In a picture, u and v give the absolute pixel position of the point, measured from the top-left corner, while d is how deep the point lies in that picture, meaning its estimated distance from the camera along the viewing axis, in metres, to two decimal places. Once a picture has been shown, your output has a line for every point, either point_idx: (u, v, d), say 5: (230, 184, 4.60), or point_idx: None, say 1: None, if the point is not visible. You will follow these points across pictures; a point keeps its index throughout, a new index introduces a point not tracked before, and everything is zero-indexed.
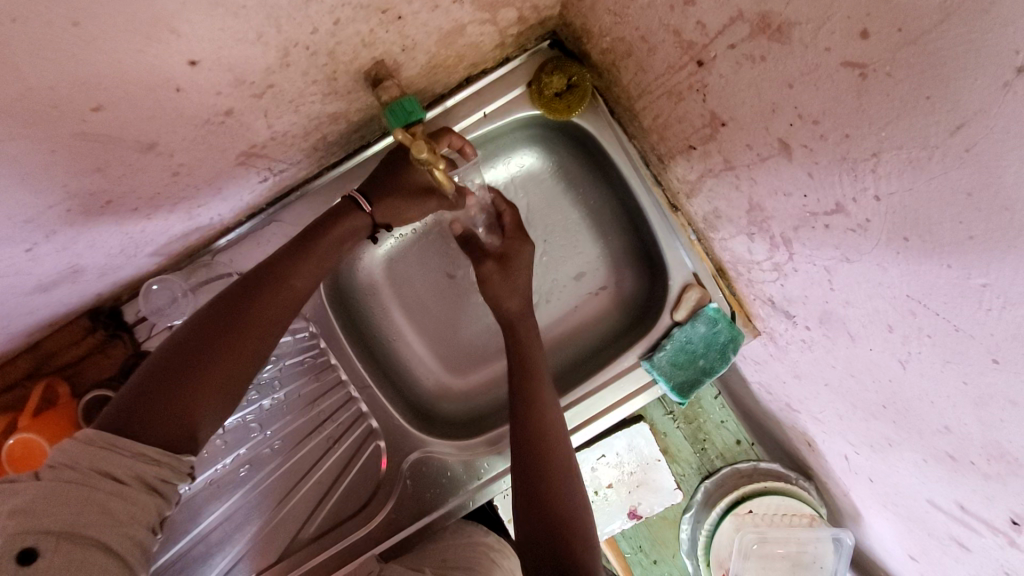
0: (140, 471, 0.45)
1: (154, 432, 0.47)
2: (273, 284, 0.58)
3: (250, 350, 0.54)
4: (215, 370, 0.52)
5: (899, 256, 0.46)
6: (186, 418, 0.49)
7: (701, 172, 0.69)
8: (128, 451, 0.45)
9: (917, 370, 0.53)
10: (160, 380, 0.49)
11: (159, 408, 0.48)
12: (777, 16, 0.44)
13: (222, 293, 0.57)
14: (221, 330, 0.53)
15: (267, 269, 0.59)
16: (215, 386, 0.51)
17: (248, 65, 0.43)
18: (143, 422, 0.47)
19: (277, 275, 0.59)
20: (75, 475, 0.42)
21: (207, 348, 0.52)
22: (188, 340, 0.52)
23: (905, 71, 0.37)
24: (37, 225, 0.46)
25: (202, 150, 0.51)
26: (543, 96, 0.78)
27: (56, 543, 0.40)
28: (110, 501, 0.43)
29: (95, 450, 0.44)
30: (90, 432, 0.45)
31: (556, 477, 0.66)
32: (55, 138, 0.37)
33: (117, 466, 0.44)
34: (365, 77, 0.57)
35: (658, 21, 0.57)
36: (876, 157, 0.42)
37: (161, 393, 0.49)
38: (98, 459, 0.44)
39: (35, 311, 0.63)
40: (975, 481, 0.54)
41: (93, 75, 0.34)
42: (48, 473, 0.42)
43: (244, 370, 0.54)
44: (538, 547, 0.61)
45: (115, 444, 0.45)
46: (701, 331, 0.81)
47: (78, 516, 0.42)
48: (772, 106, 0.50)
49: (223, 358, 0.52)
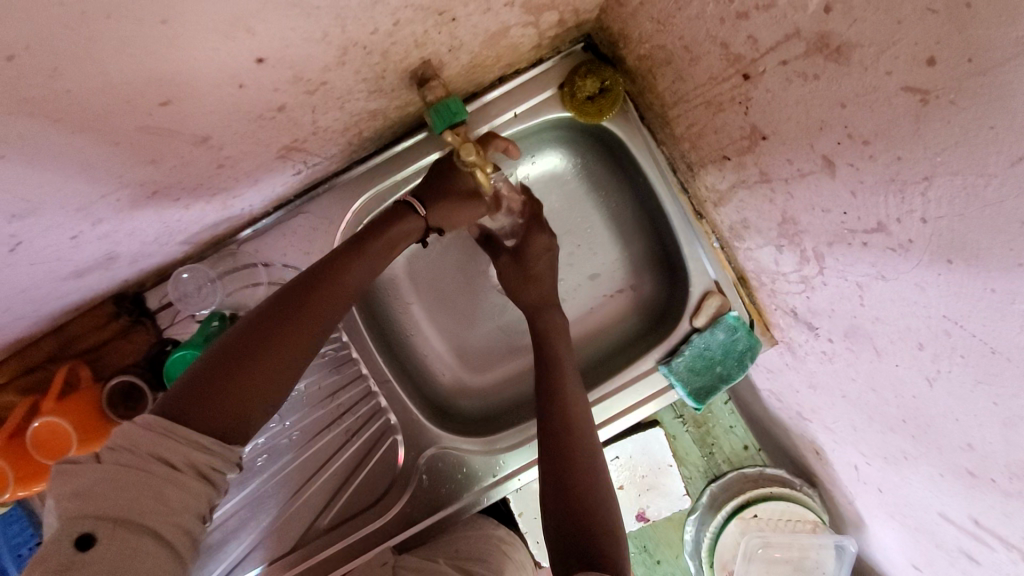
0: (194, 459, 0.45)
1: (209, 420, 0.47)
2: (329, 281, 0.58)
3: (307, 343, 0.54)
4: (276, 360, 0.51)
5: (941, 277, 0.46)
6: (242, 407, 0.49)
7: (733, 183, 0.70)
8: (185, 440, 0.45)
9: (945, 388, 0.54)
10: (223, 364, 0.49)
11: (220, 396, 0.48)
12: (836, 36, 0.44)
13: (288, 284, 0.57)
14: (283, 322, 0.53)
15: (326, 265, 0.59)
16: (272, 378, 0.51)
17: (308, 63, 0.43)
18: (200, 409, 0.47)
19: (331, 272, 0.59)
20: (135, 459, 0.43)
21: (271, 337, 0.52)
22: (252, 329, 0.52)
23: (969, 100, 0.37)
24: (86, 213, 0.45)
25: (251, 144, 0.50)
26: (575, 99, 0.78)
27: (111, 529, 0.41)
28: (166, 487, 0.43)
29: (155, 436, 0.44)
30: (150, 418, 0.45)
31: (584, 473, 0.66)
32: (120, 131, 0.37)
33: (174, 453, 0.44)
34: (411, 76, 0.57)
35: (704, 33, 0.58)
36: (928, 181, 0.43)
37: (225, 379, 0.48)
38: (158, 444, 0.44)
39: (64, 296, 0.63)
40: (994, 497, 0.55)
41: (168, 70, 0.34)
42: (109, 456, 0.43)
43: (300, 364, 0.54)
44: (566, 528, 0.62)
45: (175, 431, 0.45)
46: (720, 338, 0.82)
47: (133, 502, 0.42)
48: (819, 123, 0.51)
49: (283, 349, 0.52)
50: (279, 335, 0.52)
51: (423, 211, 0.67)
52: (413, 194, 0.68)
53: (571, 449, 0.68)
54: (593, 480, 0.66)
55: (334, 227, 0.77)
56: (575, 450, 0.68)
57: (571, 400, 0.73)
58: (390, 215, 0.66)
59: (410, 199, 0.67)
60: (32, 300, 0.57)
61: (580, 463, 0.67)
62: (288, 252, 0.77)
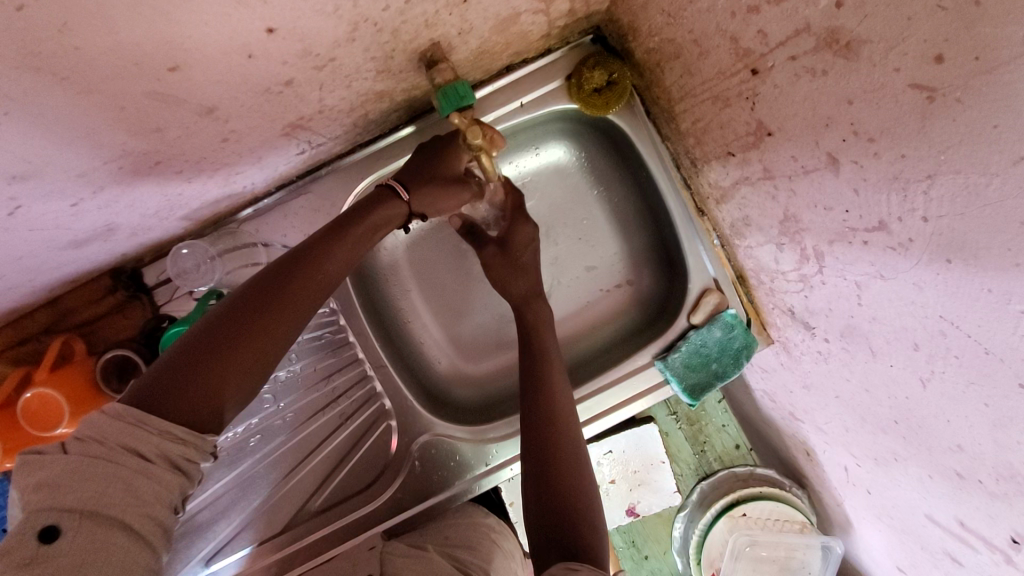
0: (166, 449, 0.44)
1: (181, 409, 0.46)
2: (308, 266, 0.56)
3: (286, 331, 0.53)
4: (254, 349, 0.50)
5: (938, 277, 0.47)
6: (214, 395, 0.48)
7: (737, 179, 0.70)
8: (156, 429, 0.44)
9: (938, 389, 0.54)
10: (194, 353, 0.48)
11: (190, 384, 0.47)
12: (846, 33, 0.45)
13: (269, 267, 0.55)
14: (258, 308, 0.51)
15: (306, 251, 0.57)
16: (244, 368, 0.49)
17: (318, 37, 0.43)
18: (172, 397, 0.46)
19: (310, 258, 0.56)
20: (103, 450, 0.43)
21: (247, 325, 0.50)
22: (228, 312, 0.51)
23: (975, 98, 0.37)
24: (88, 180, 0.45)
25: (256, 118, 0.50)
26: (581, 90, 0.78)
27: (77, 521, 0.41)
28: (134, 479, 0.43)
29: (124, 425, 0.44)
30: (118, 407, 0.44)
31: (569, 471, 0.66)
32: (126, 95, 0.37)
33: (145, 443, 0.44)
34: (419, 58, 0.57)
35: (714, 26, 0.58)
36: (930, 180, 0.43)
37: (196, 366, 0.47)
38: (128, 434, 0.43)
39: (62, 267, 0.62)
40: (980, 499, 0.56)
41: (177, 34, 0.34)
42: (78, 447, 0.43)
43: (279, 351, 0.53)
44: (547, 525, 0.62)
45: (145, 420, 0.44)
46: (716, 335, 0.82)
47: (99, 494, 0.42)
48: (825, 120, 0.51)
49: (257, 336, 0.50)
50: (254, 321, 0.51)
51: (405, 197, 0.65)
52: (415, 177, 0.66)
53: (556, 447, 0.68)
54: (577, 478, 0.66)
55: (336, 209, 0.77)
56: (559, 449, 0.67)
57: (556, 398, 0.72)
58: (375, 199, 0.64)
59: (393, 183, 0.65)
60: (29, 269, 0.57)
61: (563, 461, 0.67)
62: (288, 233, 0.77)
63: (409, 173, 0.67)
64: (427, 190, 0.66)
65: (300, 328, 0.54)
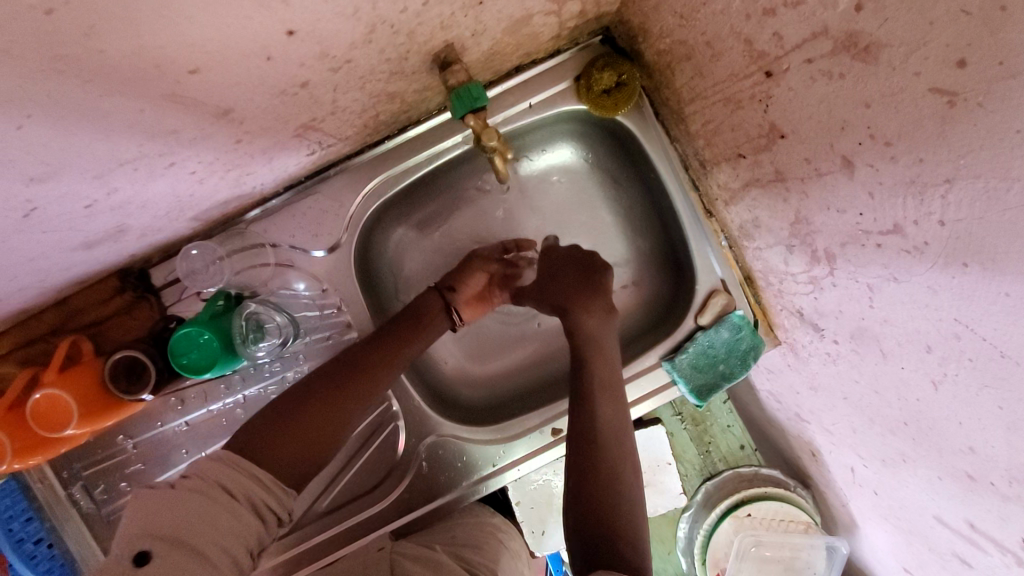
0: (252, 492, 0.51)
1: (269, 460, 0.54)
2: (381, 349, 0.67)
3: (350, 406, 0.61)
4: (327, 417, 0.59)
5: (954, 281, 0.47)
6: (299, 451, 0.56)
7: (747, 181, 0.70)
8: (247, 473, 0.51)
9: (950, 391, 0.54)
10: (287, 415, 0.57)
11: (281, 438, 0.56)
12: (865, 36, 0.45)
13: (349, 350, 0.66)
14: (339, 383, 0.62)
15: (378, 338, 0.68)
16: (324, 431, 0.59)
17: (336, 39, 0.42)
18: (269, 449, 0.55)
19: (382, 340, 0.68)
20: (202, 487, 0.48)
21: (329, 393, 0.60)
22: (314, 384, 0.61)
23: (997, 103, 0.37)
24: (103, 182, 0.45)
25: (270, 120, 0.50)
26: (591, 92, 0.77)
27: (166, 548, 0.44)
28: (224, 513, 0.47)
29: (223, 467, 0.51)
30: (223, 450, 0.53)
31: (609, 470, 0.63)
32: (145, 97, 0.37)
33: (236, 484, 0.50)
34: (433, 60, 0.57)
35: (728, 28, 0.58)
36: (949, 183, 0.43)
37: (285, 423, 0.57)
38: (224, 475, 0.50)
39: (72, 268, 0.62)
40: (991, 501, 0.56)
41: (199, 37, 0.34)
42: (181, 483, 0.48)
43: (347, 422, 0.61)
44: (581, 522, 0.60)
45: (242, 466, 0.52)
46: (724, 337, 0.82)
47: (189, 526, 0.46)
48: (841, 123, 0.51)
49: (335, 404, 0.60)
50: (336, 392, 0.61)
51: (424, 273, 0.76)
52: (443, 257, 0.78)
53: (600, 442, 0.65)
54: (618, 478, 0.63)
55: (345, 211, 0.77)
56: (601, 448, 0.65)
57: (603, 391, 0.70)
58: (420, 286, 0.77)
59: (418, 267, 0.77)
60: (40, 270, 0.57)
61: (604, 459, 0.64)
62: (296, 234, 0.77)
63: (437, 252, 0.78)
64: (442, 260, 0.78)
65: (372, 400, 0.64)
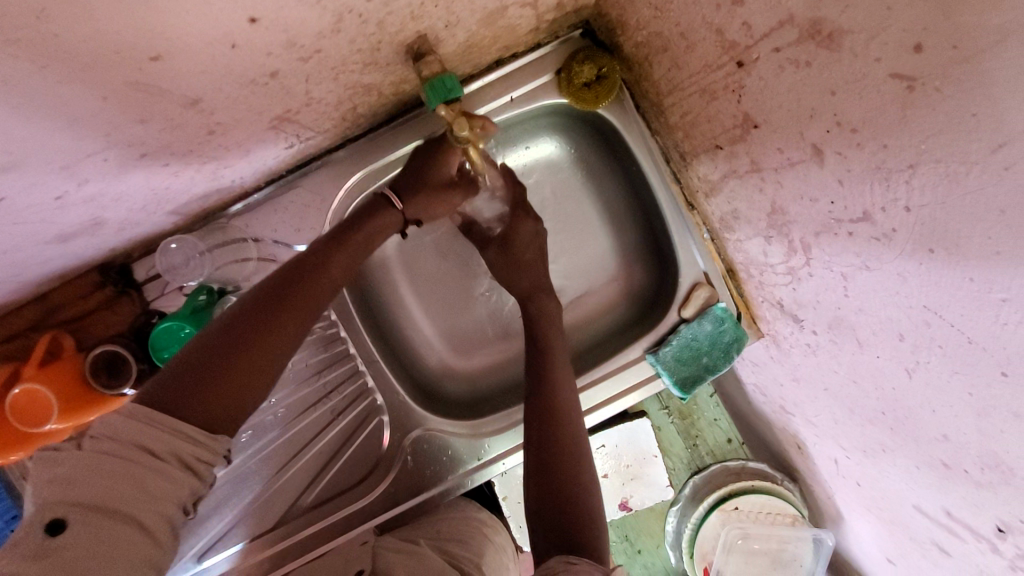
0: (176, 447, 0.43)
1: (196, 410, 0.45)
2: (313, 272, 0.56)
3: (291, 335, 0.52)
4: (265, 352, 0.50)
5: (921, 267, 0.47)
6: (229, 397, 0.47)
7: (725, 173, 0.70)
8: (166, 427, 0.43)
9: (922, 379, 0.54)
10: (203, 357, 0.47)
11: (201, 385, 0.46)
12: (829, 23, 0.45)
13: (275, 273, 0.55)
14: (265, 311, 0.51)
15: (308, 258, 0.57)
16: (256, 370, 0.49)
17: (302, 27, 0.43)
18: (185, 398, 0.45)
19: (313, 262, 0.57)
20: (114, 447, 0.42)
21: (253, 327, 0.50)
22: (243, 312, 0.51)
23: (954, 87, 0.38)
24: (72, 172, 0.45)
25: (242, 110, 0.50)
26: (571, 85, 0.78)
27: (86, 515, 0.40)
28: (143, 475, 0.42)
29: (136, 424, 0.43)
30: (129, 406, 0.43)
31: (570, 461, 0.66)
32: (106, 83, 0.37)
33: (155, 441, 0.43)
34: (406, 51, 0.57)
35: (701, 18, 0.59)
36: (912, 169, 0.44)
37: (209, 367, 0.47)
38: (139, 432, 0.42)
39: (50, 261, 0.62)
40: (965, 488, 0.56)
41: (157, 22, 0.34)
42: (90, 444, 0.42)
43: (290, 351, 0.52)
44: (544, 513, 0.62)
45: (155, 419, 0.43)
46: (707, 329, 0.82)
47: (110, 489, 0.41)
48: (809, 111, 0.51)
49: (263, 338, 0.50)
50: (263, 325, 0.50)
51: (400, 207, 0.65)
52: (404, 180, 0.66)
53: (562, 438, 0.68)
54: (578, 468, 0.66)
55: (326, 205, 0.77)
56: (562, 440, 0.68)
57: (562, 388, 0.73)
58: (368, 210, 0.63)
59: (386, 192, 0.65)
60: (16, 262, 0.57)
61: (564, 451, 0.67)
62: (277, 228, 0.77)
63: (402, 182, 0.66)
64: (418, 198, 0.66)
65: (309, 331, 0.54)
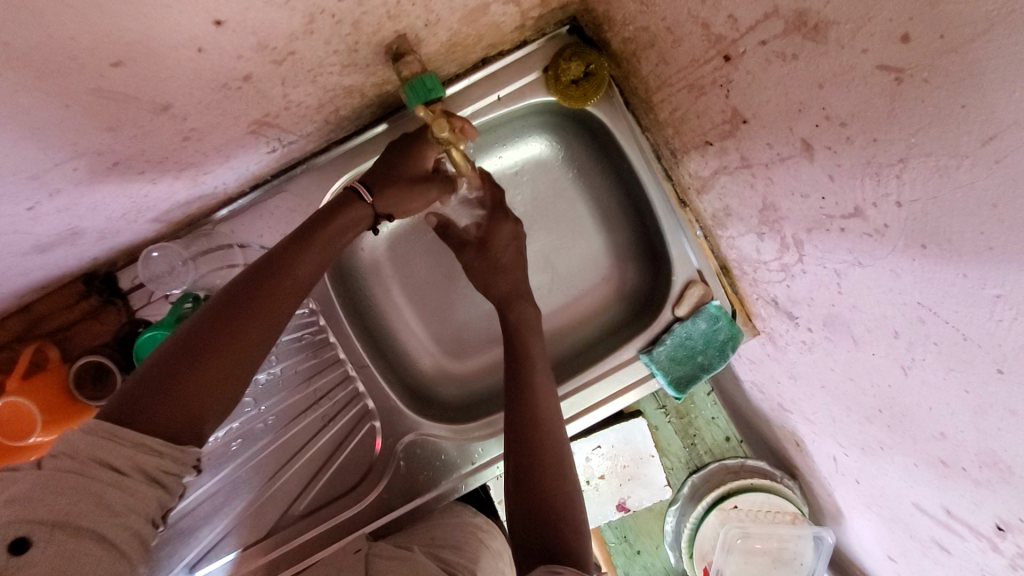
0: (140, 462, 0.43)
1: (162, 423, 0.45)
2: (278, 274, 0.54)
3: (260, 339, 0.51)
4: (234, 357, 0.49)
5: (914, 263, 0.46)
6: (192, 407, 0.46)
7: (715, 169, 0.69)
8: (129, 442, 0.43)
9: (919, 376, 0.53)
10: (169, 367, 0.46)
11: (164, 398, 0.45)
12: (814, 14, 0.44)
13: (243, 274, 0.54)
14: (232, 318, 0.50)
15: (275, 258, 0.55)
16: (220, 378, 0.48)
17: (272, 29, 0.43)
18: (149, 410, 0.45)
19: (280, 265, 0.55)
20: (75, 464, 0.41)
21: (219, 334, 0.49)
22: (209, 317, 0.50)
23: (942, 78, 0.37)
24: (41, 182, 0.44)
25: (216, 116, 0.49)
26: (558, 83, 0.77)
27: (49, 533, 0.38)
28: (107, 492, 0.41)
29: (97, 440, 0.42)
30: (91, 421, 0.43)
31: (550, 471, 0.66)
32: (67, 90, 0.37)
33: (117, 457, 0.42)
34: (386, 51, 0.56)
35: (686, 12, 0.58)
36: (903, 163, 0.43)
37: (169, 379, 0.46)
38: (99, 449, 0.42)
39: (28, 273, 0.61)
40: (964, 487, 0.55)
41: (115, 27, 0.34)
42: (49, 463, 0.41)
43: (260, 354, 0.52)
44: (528, 523, 0.62)
45: (118, 434, 0.43)
46: (701, 327, 0.81)
47: (74, 505, 0.40)
48: (798, 106, 0.50)
49: (228, 347, 0.49)
50: (230, 332, 0.49)
51: (369, 199, 0.63)
52: (378, 176, 0.65)
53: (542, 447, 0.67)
54: (556, 477, 0.65)
55: (312, 209, 0.76)
56: (542, 450, 0.67)
57: (538, 395, 0.71)
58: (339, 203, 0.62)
59: (357, 186, 0.64)
60: None
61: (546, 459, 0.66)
62: (262, 234, 0.76)
63: (376, 176, 0.65)
64: (391, 192, 0.65)
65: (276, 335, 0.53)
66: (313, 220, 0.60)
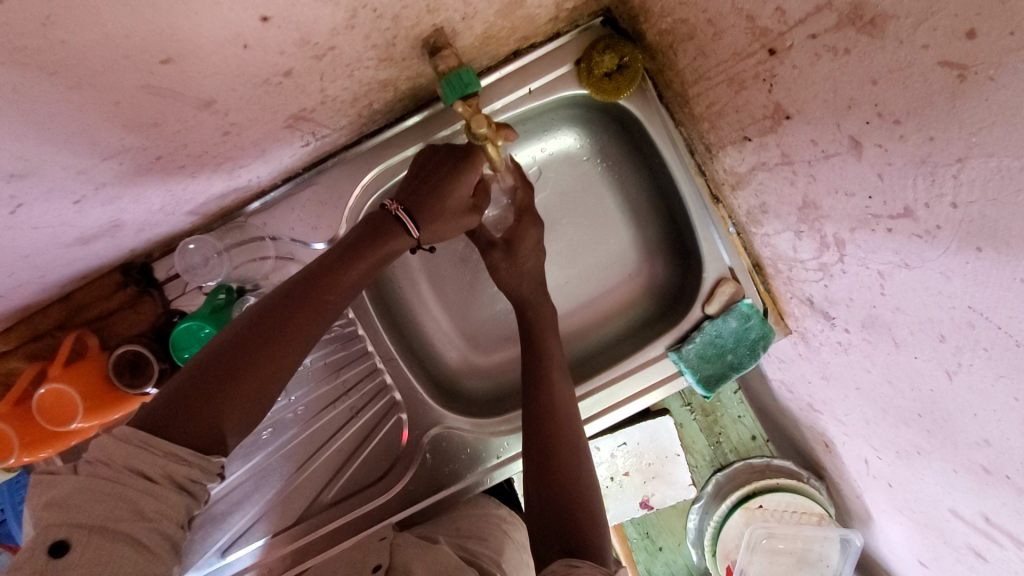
0: (171, 471, 0.43)
1: (193, 434, 0.45)
2: (313, 283, 0.55)
3: (290, 342, 0.52)
4: (270, 357, 0.50)
5: (967, 266, 0.44)
6: (219, 413, 0.47)
7: (753, 165, 0.67)
8: (162, 451, 0.43)
9: (965, 382, 0.52)
10: (208, 376, 0.48)
11: (202, 408, 0.46)
12: (871, 8, 0.43)
13: (286, 286, 0.55)
14: (270, 325, 0.51)
15: (317, 274, 0.56)
16: (255, 384, 0.49)
17: (316, 24, 0.43)
18: (184, 421, 0.45)
19: (317, 273, 0.56)
20: (111, 472, 0.42)
21: (259, 343, 0.50)
22: (251, 326, 0.51)
23: (1010, 76, 0.35)
24: (88, 176, 0.45)
25: (257, 110, 0.50)
26: (591, 75, 0.75)
27: (87, 537, 0.40)
28: (141, 499, 0.42)
29: (132, 449, 0.42)
30: (127, 429, 0.43)
31: (572, 477, 0.65)
32: (118, 89, 0.37)
33: (150, 465, 0.43)
34: (423, 45, 0.56)
35: (730, 4, 0.56)
36: (961, 163, 0.41)
37: (211, 388, 0.47)
38: (135, 458, 0.42)
39: (69, 264, 0.62)
40: (1007, 494, 0.53)
41: (165, 25, 0.34)
42: (86, 468, 0.42)
43: (290, 357, 0.52)
44: (547, 530, 0.60)
45: (152, 444, 0.43)
46: (732, 326, 0.80)
47: (111, 510, 0.41)
48: (847, 101, 0.49)
49: (264, 355, 0.50)
50: (268, 343, 0.51)
51: (416, 233, 0.61)
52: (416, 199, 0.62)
53: (562, 454, 0.66)
54: (577, 483, 0.64)
55: (343, 202, 0.76)
56: (559, 455, 0.66)
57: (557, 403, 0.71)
58: (383, 228, 0.60)
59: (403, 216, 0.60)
60: (39, 266, 0.57)
61: (565, 465, 0.65)
62: (294, 226, 0.76)
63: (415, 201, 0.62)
64: (432, 212, 0.62)
65: (308, 335, 0.54)
66: (354, 238, 0.59)
